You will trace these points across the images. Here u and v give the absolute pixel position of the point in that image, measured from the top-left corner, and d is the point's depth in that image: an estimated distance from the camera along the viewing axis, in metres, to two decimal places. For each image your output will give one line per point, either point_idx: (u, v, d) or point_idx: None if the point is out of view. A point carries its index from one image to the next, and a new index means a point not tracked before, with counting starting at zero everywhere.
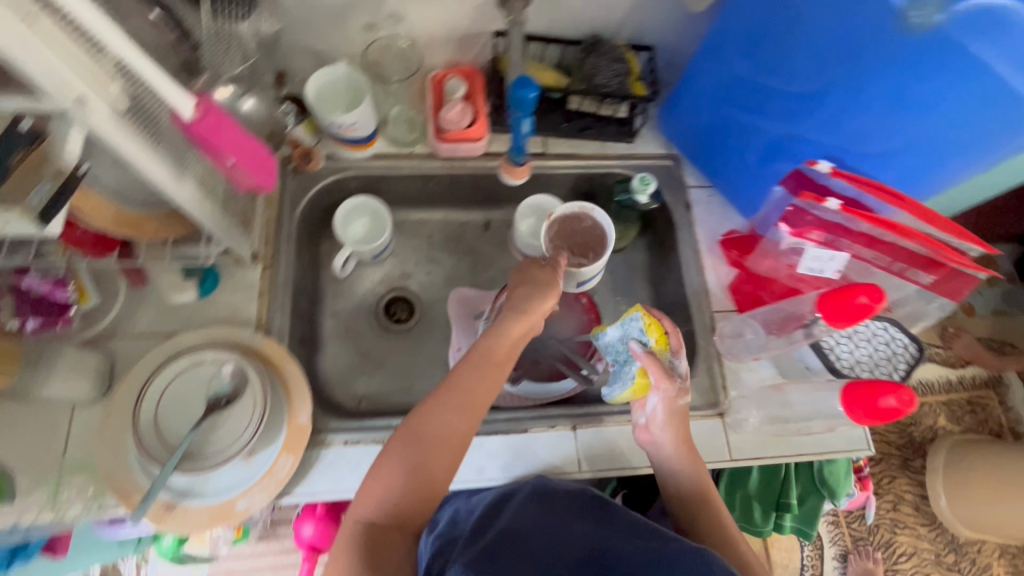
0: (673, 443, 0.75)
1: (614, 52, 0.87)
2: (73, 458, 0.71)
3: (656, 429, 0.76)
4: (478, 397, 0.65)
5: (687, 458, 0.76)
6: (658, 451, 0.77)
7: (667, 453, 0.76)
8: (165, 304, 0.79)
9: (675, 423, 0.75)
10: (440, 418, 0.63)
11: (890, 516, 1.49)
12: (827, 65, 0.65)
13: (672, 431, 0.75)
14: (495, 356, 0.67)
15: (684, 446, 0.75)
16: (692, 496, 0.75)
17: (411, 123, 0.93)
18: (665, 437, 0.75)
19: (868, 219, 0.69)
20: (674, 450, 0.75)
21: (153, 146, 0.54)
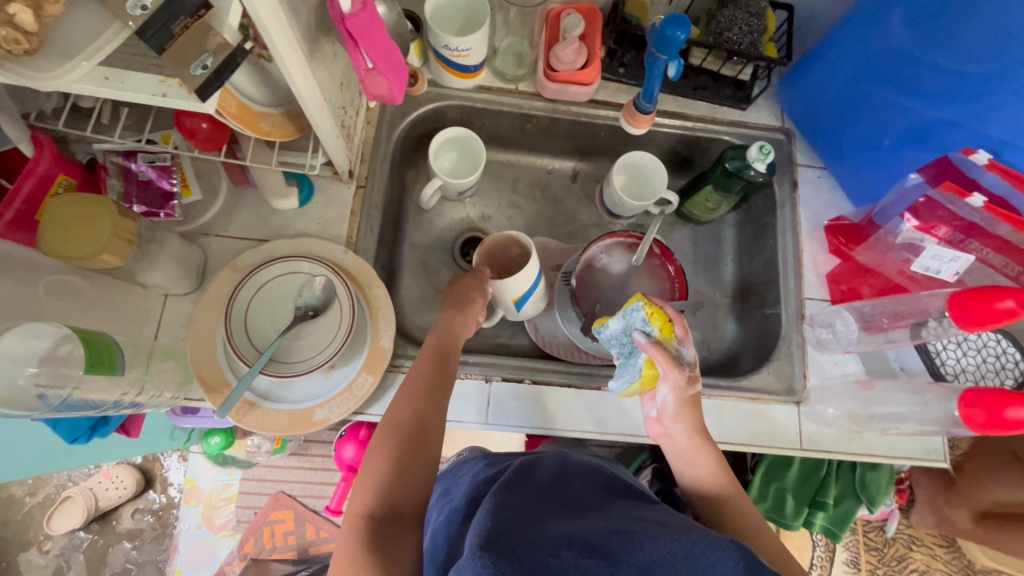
0: (686, 435, 0.69)
1: (755, 6, 0.80)
2: (163, 344, 0.72)
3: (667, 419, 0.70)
4: (437, 379, 0.69)
5: (704, 452, 0.68)
6: (672, 445, 0.70)
7: (681, 445, 0.69)
8: (261, 208, 0.79)
9: (688, 413, 0.69)
10: (404, 403, 0.66)
11: (909, 533, 1.48)
12: (1008, 44, 0.60)
13: (685, 422, 0.69)
14: (448, 340, 0.73)
15: (697, 437, 0.69)
16: (715, 493, 0.66)
17: (520, 59, 0.90)
18: (676, 429, 0.69)
19: (1015, 220, 0.64)
20: (689, 441, 0.69)
21: (294, 39, 0.52)
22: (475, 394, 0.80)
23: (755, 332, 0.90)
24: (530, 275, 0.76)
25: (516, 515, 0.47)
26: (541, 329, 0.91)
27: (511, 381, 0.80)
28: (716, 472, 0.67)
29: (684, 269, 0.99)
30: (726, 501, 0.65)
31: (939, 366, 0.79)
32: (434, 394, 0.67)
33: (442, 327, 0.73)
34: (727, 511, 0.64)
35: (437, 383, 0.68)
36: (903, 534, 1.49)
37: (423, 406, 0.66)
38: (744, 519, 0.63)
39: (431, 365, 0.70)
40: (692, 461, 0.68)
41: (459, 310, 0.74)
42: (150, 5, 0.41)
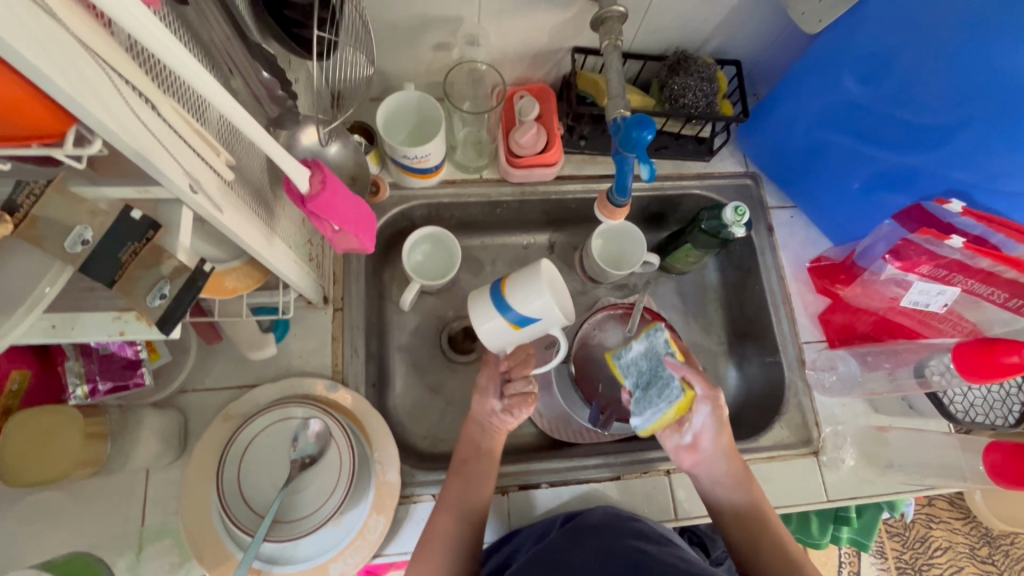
0: (732, 485, 0.71)
1: (706, 71, 0.80)
2: (154, 525, 0.67)
3: (711, 465, 0.72)
4: (471, 492, 0.70)
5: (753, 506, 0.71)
6: (717, 495, 0.72)
7: (727, 497, 0.71)
8: (237, 355, 0.74)
9: (730, 458, 0.72)
10: (439, 527, 0.68)
11: (925, 512, 1.50)
12: (964, 99, 0.61)
13: (729, 468, 0.71)
14: (474, 445, 0.74)
15: (743, 488, 0.71)
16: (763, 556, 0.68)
17: (480, 146, 0.88)
18: (721, 474, 0.71)
19: (996, 258, 0.64)
20: (735, 494, 0.71)
21: (252, 217, 0.49)
22: (493, 509, 0.76)
23: (759, 380, 0.90)
24: (483, 303, 0.72)
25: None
26: (546, 415, 0.87)
27: (529, 488, 0.77)
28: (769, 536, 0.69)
29: (676, 322, 0.98)
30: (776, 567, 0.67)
31: (950, 406, 0.80)
32: (469, 500, 0.69)
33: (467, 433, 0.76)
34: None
35: (474, 488, 0.70)
36: (920, 514, 1.50)
37: (456, 528, 0.68)
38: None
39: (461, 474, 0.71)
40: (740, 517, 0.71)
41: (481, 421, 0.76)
42: (92, 239, 0.38)
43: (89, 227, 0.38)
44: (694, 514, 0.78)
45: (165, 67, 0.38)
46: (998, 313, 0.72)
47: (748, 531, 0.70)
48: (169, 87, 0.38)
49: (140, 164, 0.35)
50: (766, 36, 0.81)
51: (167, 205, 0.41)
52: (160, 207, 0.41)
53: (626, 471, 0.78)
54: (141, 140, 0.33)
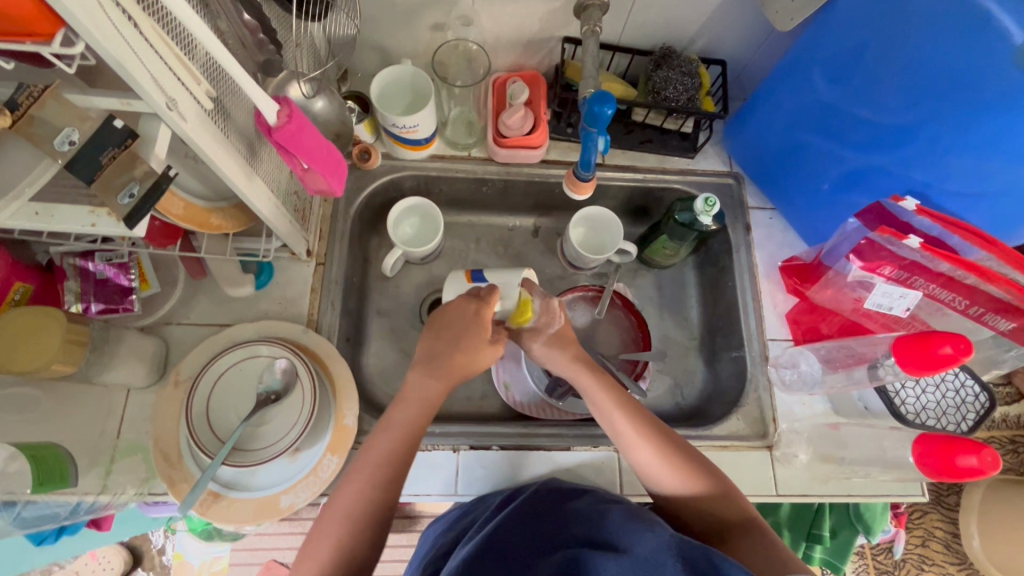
0: (659, 465, 0.65)
1: (687, 66, 0.83)
2: (126, 440, 0.72)
3: (636, 446, 0.66)
4: (406, 456, 0.65)
5: (690, 478, 0.64)
6: (652, 477, 0.66)
7: (661, 478, 0.65)
8: (222, 296, 0.80)
9: (646, 432, 0.66)
10: (361, 483, 0.63)
11: (917, 554, 1.23)
12: (921, 97, 0.63)
13: (651, 448, 0.65)
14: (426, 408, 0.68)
15: (673, 471, 0.65)
16: (720, 519, 0.63)
17: (470, 126, 0.93)
18: (647, 457, 0.66)
19: (951, 259, 0.65)
20: (666, 474, 0.65)
21: (231, 151, 0.54)
22: (445, 466, 0.78)
23: (724, 374, 0.90)
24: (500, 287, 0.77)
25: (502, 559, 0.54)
26: (512, 389, 0.89)
27: (480, 449, 0.79)
28: (721, 498, 0.64)
29: (650, 314, 0.99)
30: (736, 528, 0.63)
31: (899, 407, 0.78)
32: (402, 466, 0.65)
33: (402, 396, 0.69)
34: (740, 540, 0.61)
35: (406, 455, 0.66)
36: (912, 554, 1.24)
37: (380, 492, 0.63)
38: (760, 547, 0.60)
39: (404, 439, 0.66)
40: (682, 496, 0.65)
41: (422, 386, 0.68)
42: (77, 140, 0.44)
43: (77, 130, 0.44)
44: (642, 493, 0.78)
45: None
46: (960, 321, 0.72)
47: (696, 504, 0.64)
48: (158, 16, 0.44)
49: (119, 73, 0.40)
50: (750, 39, 0.84)
51: (146, 119, 0.46)
52: (140, 120, 0.46)
53: (579, 443, 0.81)
54: (119, 47, 0.38)
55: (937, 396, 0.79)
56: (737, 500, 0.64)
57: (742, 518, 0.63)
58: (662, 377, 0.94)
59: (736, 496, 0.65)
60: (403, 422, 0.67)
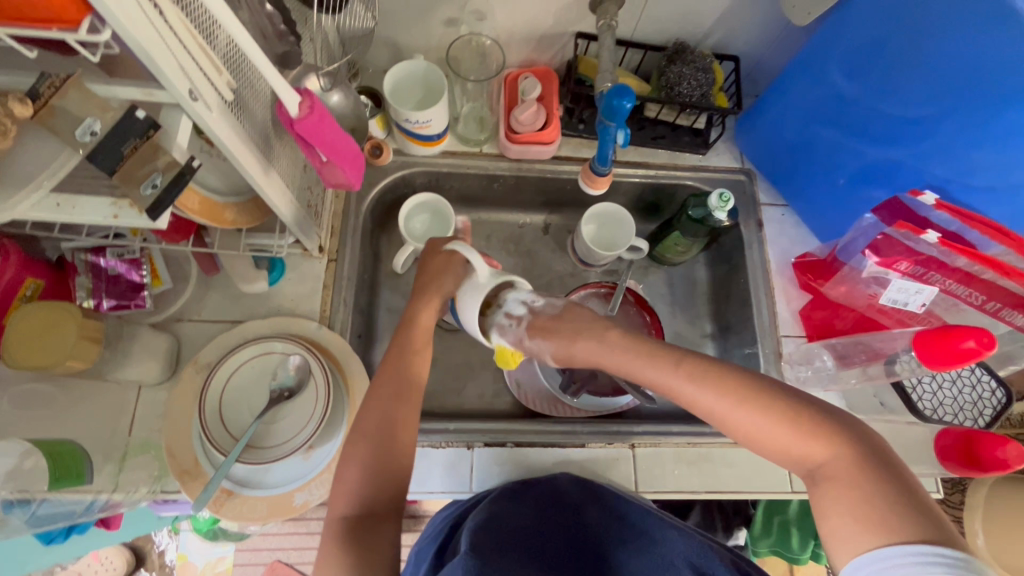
0: (723, 400, 0.54)
1: (701, 62, 0.83)
2: (139, 438, 0.71)
3: (692, 393, 0.56)
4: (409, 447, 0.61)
5: (767, 416, 0.52)
6: (726, 420, 0.55)
7: (731, 416, 0.54)
8: (234, 292, 0.79)
9: (700, 371, 0.56)
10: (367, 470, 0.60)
11: None
12: (942, 90, 0.63)
13: (708, 387, 0.55)
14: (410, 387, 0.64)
15: (741, 403, 0.54)
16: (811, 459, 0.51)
17: (482, 123, 0.92)
18: (708, 397, 0.55)
19: (970, 253, 0.64)
20: (737, 410, 0.54)
21: (251, 143, 0.54)
22: (459, 463, 0.78)
23: None
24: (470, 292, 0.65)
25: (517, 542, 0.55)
26: (524, 386, 0.88)
27: (493, 445, 0.79)
28: (815, 435, 0.50)
29: (661, 311, 0.98)
30: (851, 476, 0.47)
31: (917, 402, 0.78)
32: (406, 455, 0.61)
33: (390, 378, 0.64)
34: (851, 490, 0.47)
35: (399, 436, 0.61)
36: None
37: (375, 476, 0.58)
38: (889, 504, 0.44)
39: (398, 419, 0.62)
40: (761, 431, 0.53)
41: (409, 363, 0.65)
42: (99, 130, 0.43)
43: (98, 121, 0.43)
44: (656, 489, 0.78)
45: None
46: (976, 317, 0.72)
47: (789, 443, 0.52)
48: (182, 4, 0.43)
49: (144, 60, 0.39)
50: (764, 35, 0.84)
51: (168, 111, 0.45)
52: (161, 111, 0.46)
53: (594, 439, 0.80)
54: (146, 35, 0.38)
55: (955, 391, 0.79)
56: (847, 436, 0.50)
57: (862, 460, 0.48)
58: None
59: (847, 422, 0.51)
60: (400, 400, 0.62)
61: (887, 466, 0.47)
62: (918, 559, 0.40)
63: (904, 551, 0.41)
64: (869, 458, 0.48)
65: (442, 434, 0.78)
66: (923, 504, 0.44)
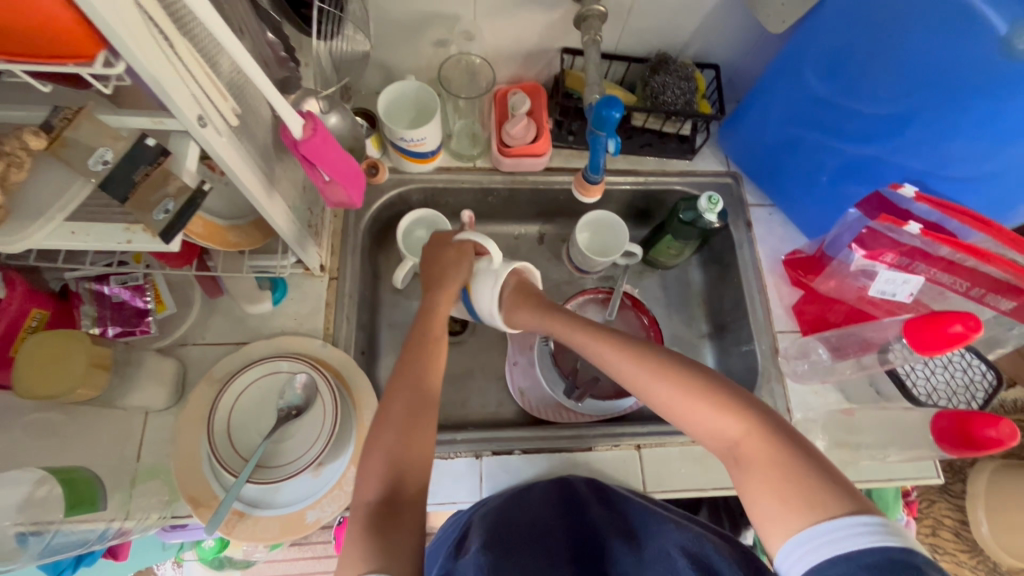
0: (641, 372, 0.58)
1: (683, 71, 0.87)
2: (148, 463, 0.71)
3: (623, 365, 0.60)
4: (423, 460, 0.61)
5: (681, 391, 0.55)
6: (641, 391, 0.59)
7: (646, 388, 0.58)
8: (238, 314, 0.80)
9: (632, 349, 0.60)
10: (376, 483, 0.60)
11: (926, 543, 1.22)
12: (911, 90, 0.66)
13: (635, 364, 0.59)
14: (421, 398, 0.64)
15: (658, 374, 0.57)
16: (722, 434, 0.52)
17: (475, 138, 0.95)
18: (631, 370, 0.59)
19: (952, 243, 0.67)
20: (652, 382, 0.57)
21: (254, 165, 0.55)
22: (468, 472, 0.79)
23: (735, 368, 0.92)
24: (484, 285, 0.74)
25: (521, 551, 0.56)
26: (527, 395, 0.90)
27: (502, 453, 0.80)
28: (719, 406, 0.53)
29: (659, 314, 1.00)
30: (762, 445, 0.49)
31: (911, 388, 0.80)
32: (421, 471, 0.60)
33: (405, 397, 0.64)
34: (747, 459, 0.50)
35: (416, 445, 0.61)
36: (923, 543, 1.23)
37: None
38: (803, 488, 0.46)
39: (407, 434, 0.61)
40: (671, 403, 0.56)
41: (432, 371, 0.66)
42: (112, 160, 0.44)
43: (110, 150, 0.44)
44: (665, 488, 0.79)
45: (185, 20, 0.44)
46: (962, 304, 0.75)
47: (698, 418, 0.54)
48: (188, 34, 0.45)
49: (155, 90, 0.41)
50: (742, 43, 0.88)
51: (177, 137, 0.47)
52: (171, 138, 0.47)
53: (602, 443, 0.81)
54: (156, 65, 0.39)
55: (947, 376, 0.81)
56: (760, 414, 0.52)
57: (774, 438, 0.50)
58: None
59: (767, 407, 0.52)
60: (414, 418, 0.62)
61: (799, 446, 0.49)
62: (855, 531, 0.41)
63: (848, 524, 0.42)
64: (769, 434, 0.50)
65: (450, 445, 0.79)
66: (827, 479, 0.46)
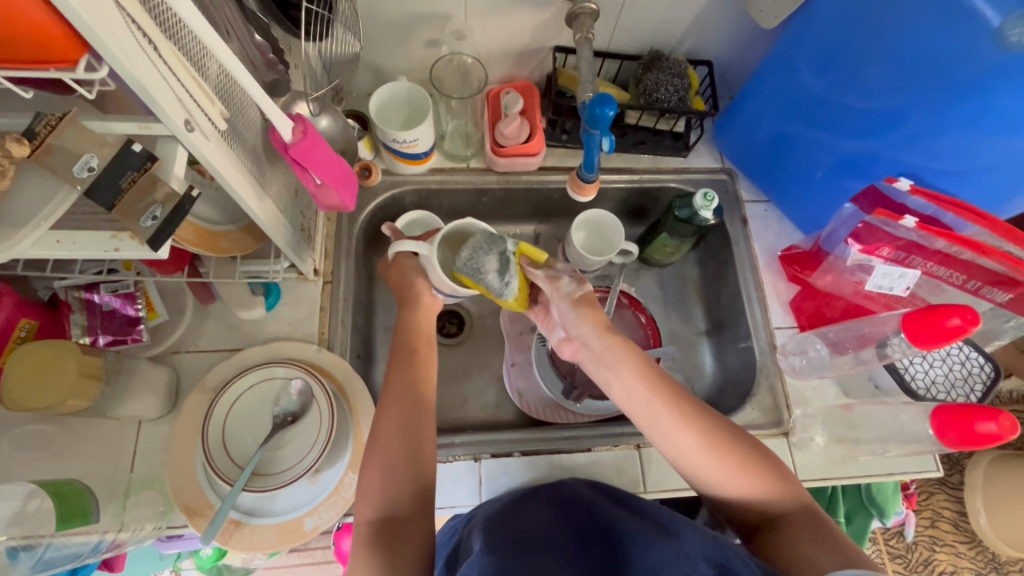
0: (698, 446, 0.59)
1: (676, 68, 0.86)
2: (142, 474, 0.70)
3: (674, 430, 0.60)
4: (422, 466, 0.60)
5: (744, 470, 0.58)
6: (690, 462, 0.60)
7: (699, 461, 0.59)
8: (231, 320, 0.79)
9: (691, 418, 0.60)
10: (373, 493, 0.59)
11: (925, 535, 1.22)
12: (905, 84, 0.66)
13: (699, 439, 0.59)
14: (419, 403, 0.63)
15: (716, 449, 0.58)
16: (769, 508, 0.58)
17: (468, 139, 0.94)
18: (685, 440, 0.59)
19: (948, 236, 0.67)
20: (706, 455, 0.59)
21: (244, 170, 0.54)
22: (467, 476, 0.78)
23: (733, 366, 0.91)
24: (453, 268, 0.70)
25: (524, 549, 0.55)
26: (525, 396, 0.89)
27: (500, 456, 0.79)
28: (771, 483, 0.58)
29: (656, 312, 1.00)
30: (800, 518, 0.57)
31: (910, 382, 0.80)
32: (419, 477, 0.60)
33: (402, 401, 0.64)
34: (788, 531, 0.57)
35: (415, 450, 0.60)
36: (922, 535, 1.23)
37: (390, 491, 0.58)
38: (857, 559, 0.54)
39: (405, 440, 0.60)
40: (723, 479, 0.59)
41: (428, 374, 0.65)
42: (97, 166, 0.44)
43: (95, 156, 0.43)
44: (665, 487, 0.79)
45: (170, 23, 0.44)
46: (959, 296, 0.75)
47: (746, 492, 0.58)
48: (173, 37, 0.44)
49: (140, 94, 0.40)
50: (734, 39, 0.87)
51: (163, 142, 0.46)
52: (157, 144, 0.47)
53: (601, 443, 0.80)
54: (140, 69, 0.38)
55: (944, 369, 0.81)
56: (799, 492, 0.59)
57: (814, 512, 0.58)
58: (672, 374, 0.94)
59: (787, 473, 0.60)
60: (412, 424, 0.62)
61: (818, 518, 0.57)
62: None
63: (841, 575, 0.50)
64: (803, 505, 0.58)
65: (448, 448, 0.78)
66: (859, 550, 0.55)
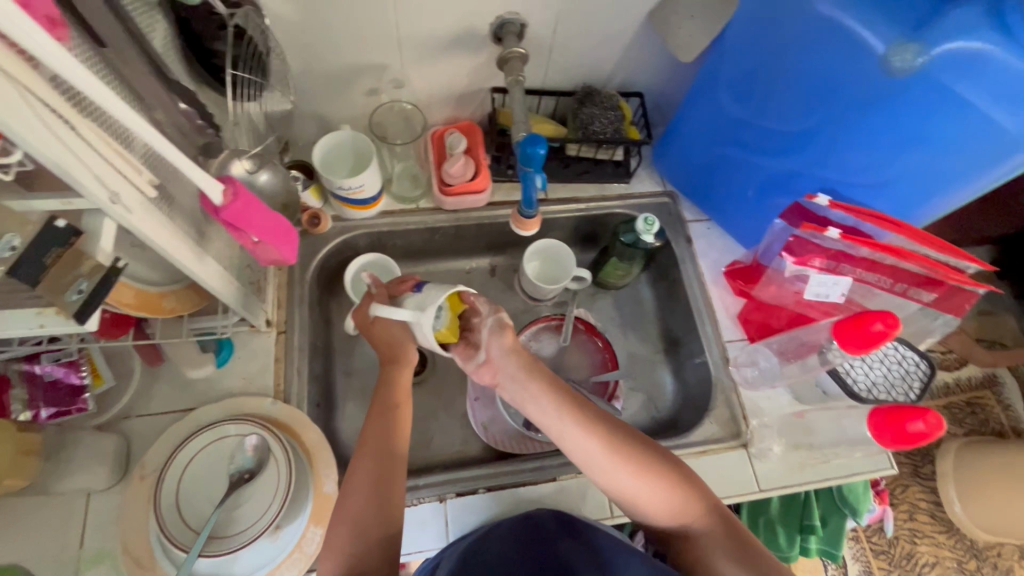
0: (609, 458, 0.63)
1: (609, 101, 0.90)
2: (92, 548, 0.68)
3: (586, 444, 0.63)
4: (381, 517, 0.60)
5: (656, 484, 0.62)
6: (603, 475, 0.64)
7: (613, 475, 0.63)
8: (182, 380, 0.78)
9: (597, 431, 0.64)
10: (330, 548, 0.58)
11: (905, 528, 1.24)
12: (812, 108, 0.70)
13: (600, 446, 0.63)
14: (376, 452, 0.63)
15: (627, 460, 0.62)
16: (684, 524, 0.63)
17: (415, 180, 0.96)
18: (594, 451, 0.63)
19: (869, 244, 0.71)
20: (616, 469, 0.62)
21: (180, 232, 0.55)
22: (433, 518, 0.77)
23: (692, 382, 0.93)
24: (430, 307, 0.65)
25: None
26: (491, 429, 0.89)
27: (465, 494, 0.78)
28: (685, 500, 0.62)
29: (614, 334, 1.02)
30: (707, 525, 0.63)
31: (852, 385, 0.82)
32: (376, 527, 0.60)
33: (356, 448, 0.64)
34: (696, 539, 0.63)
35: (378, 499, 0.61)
36: (902, 530, 1.25)
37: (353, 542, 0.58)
38: (724, 542, 0.62)
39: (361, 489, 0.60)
40: (637, 494, 0.63)
41: (383, 422, 0.66)
42: (19, 245, 0.44)
43: (17, 236, 0.44)
44: (633, 511, 0.79)
45: (86, 100, 0.44)
46: (890, 299, 0.80)
47: (660, 506, 0.62)
48: (90, 114, 0.45)
49: (58, 174, 0.41)
50: (661, 71, 0.92)
51: (89, 215, 0.46)
52: (83, 217, 0.47)
53: (566, 472, 0.81)
54: (54, 151, 0.39)
55: (883, 370, 0.84)
56: (700, 492, 0.63)
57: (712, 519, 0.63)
58: (634, 395, 0.96)
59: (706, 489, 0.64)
60: (368, 474, 0.62)
61: (723, 515, 0.64)
62: None
63: None
64: (712, 510, 0.64)
65: (412, 490, 0.78)
66: (747, 545, 0.62)
